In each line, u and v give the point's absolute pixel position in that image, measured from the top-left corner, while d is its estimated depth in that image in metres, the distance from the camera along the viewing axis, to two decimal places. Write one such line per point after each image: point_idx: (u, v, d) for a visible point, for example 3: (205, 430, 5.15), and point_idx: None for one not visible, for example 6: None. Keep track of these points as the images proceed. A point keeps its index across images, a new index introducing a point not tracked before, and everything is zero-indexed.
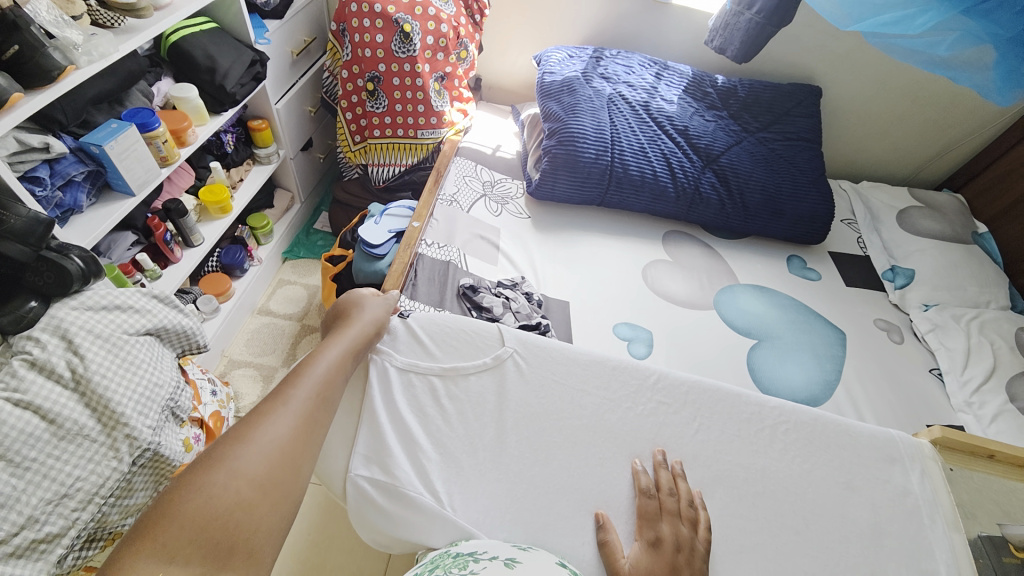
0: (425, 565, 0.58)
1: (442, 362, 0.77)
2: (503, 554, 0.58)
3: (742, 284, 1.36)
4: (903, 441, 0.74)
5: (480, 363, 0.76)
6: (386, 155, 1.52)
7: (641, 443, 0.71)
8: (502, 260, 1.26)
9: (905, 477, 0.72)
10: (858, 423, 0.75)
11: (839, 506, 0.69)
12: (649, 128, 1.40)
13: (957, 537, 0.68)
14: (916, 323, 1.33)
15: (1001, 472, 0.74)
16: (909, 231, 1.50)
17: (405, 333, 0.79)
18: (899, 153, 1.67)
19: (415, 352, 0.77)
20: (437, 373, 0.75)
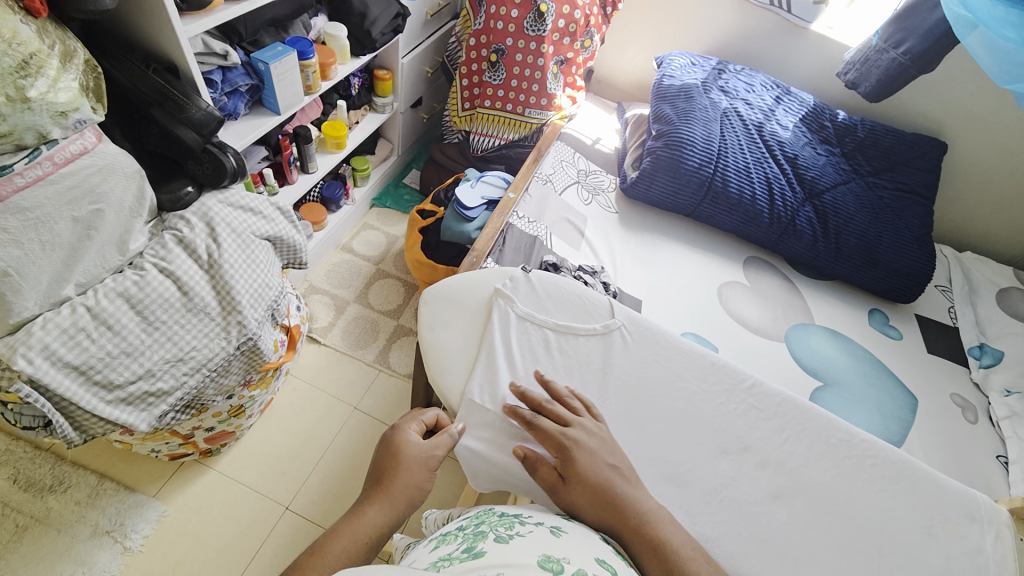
0: (470, 519, 0.61)
1: (556, 319, 0.84)
2: (548, 521, 0.59)
3: (817, 325, 1.33)
4: (986, 503, 0.73)
5: (591, 328, 0.82)
6: (490, 126, 1.58)
7: (733, 439, 0.75)
8: (585, 248, 1.29)
9: (981, 536, 0.70)
10: (943, 475, 0.74)
11: (898, 547, 0.68)
12: (758, 149, 1.38)
13: None
14: (994, 407, 1.26)
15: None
16: (1007, 312, 1.42)
17: (525, 286, 0.86)
18: (1016, 229, 1.56)
19: (533, 304, 0.85)
20: (552, 328, 0.82)
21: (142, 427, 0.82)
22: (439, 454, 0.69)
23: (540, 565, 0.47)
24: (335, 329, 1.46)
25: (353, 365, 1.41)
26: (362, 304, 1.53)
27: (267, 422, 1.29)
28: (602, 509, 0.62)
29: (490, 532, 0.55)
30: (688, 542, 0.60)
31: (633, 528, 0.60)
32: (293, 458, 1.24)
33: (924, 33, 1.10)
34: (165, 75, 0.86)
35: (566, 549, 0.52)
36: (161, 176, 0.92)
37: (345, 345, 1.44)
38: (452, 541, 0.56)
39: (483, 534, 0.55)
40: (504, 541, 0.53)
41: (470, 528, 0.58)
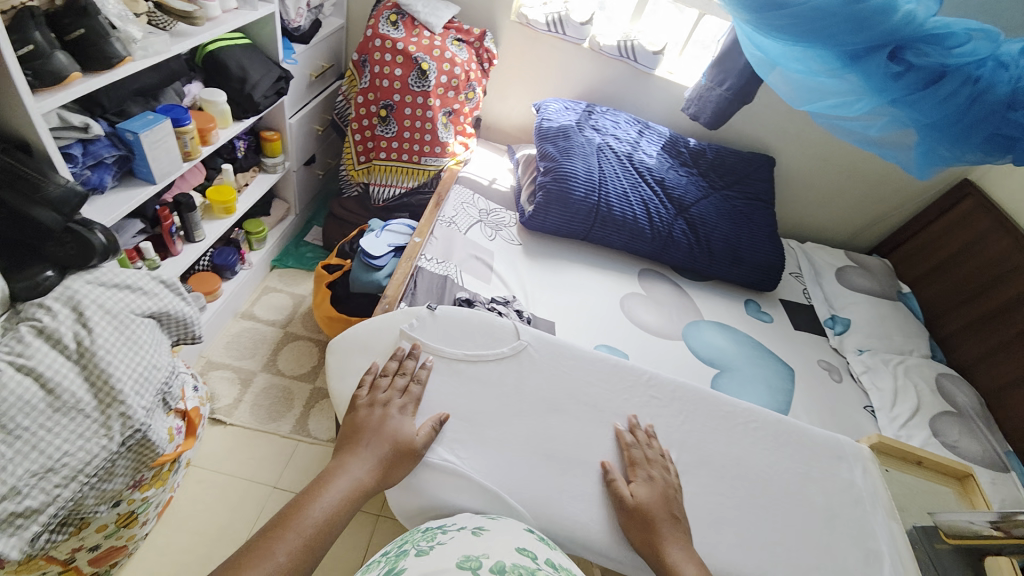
0: (394, 543, 0.64)
1: (465, 349, 0.86)
2: (469, 524, 0.66)
3: (707, 321, 1.53)
4: (847, 442, 0.86)
5: (499, 352, 0.86)
6: (389, 176, 1.62)
7: (645, 431, 0.82)
8: (495, 280, 1.35)
9: (850, 471, 0.83)
10: (813, 427, 0.87)
11: (793, 492, 0.80)
12: (631, 176, 1.57)
13: (893, 524, 0.80)
14: (852, 365, 1.52)
15: (924, 475, 0.91)
16: (845, 286, 1.72)
17: (432, 322, 0.87)
18: (838, 219, 1.93)
19: (440, 338, 0.86)
20: (461, 357, 0.84)
21: (12, 556, 0.70)
22: (424, 450, 0.73)
23: (460, 565, 0.53)
24: (243, 405, 1.35)
25: (268, 440, 1.30)
26: (271, 372, 1.43)
27: (170, 522, 1.13)
28: (643, 518, 0.70)
29: (413, 548, 0.59)
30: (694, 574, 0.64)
31: (659, 532, 0.68)
32: (206, 557, 1.10)
33: (738, 73, 1.37)
34: (15, 153, 0.78)
35: (485, 546, 0.59)
36: (13, 263, 0.81)
37: (256, 421, 1.32)
38: (376, 566, 0.59)
39: (405, 553, 0.59)
40: (425, 553, 0.58)
41: (394, 551, 0.61)
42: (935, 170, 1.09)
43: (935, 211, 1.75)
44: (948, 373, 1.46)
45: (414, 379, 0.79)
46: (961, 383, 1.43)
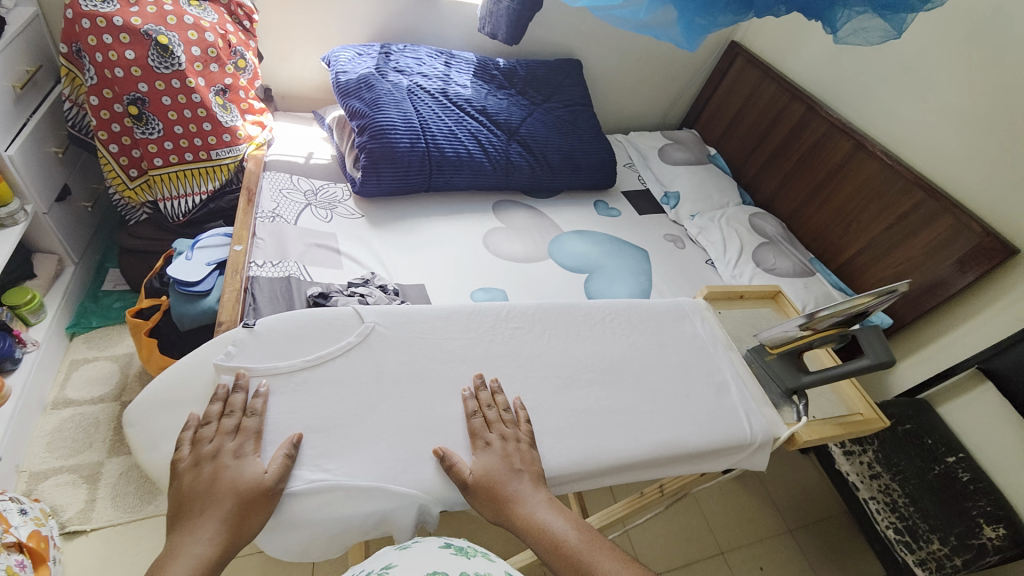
0: None
1: (307, 355, 0.77)
2: (376, 568, 0.58)
3: (566, 232, 1.61)
4: (686, 302, 1.02)
5: (343, 345, 0.79)
6: (178, 185, 1.34)
7: (526, 358, 0.86)
8: (346, 262, 1.24)
9: (692, 325, 0.99)
10: (651, 300, 1.02)
11: (656, 358, 0.92)
12: (452, 112, 1.50)
13: (732, 353, 0.97)
14: (688, 230, 1.74)
15: (749, 305, 1.09)
16: (668, 163, 1.92)
17: (254, 341, 0.77)
18: (649, 104, 2.11)
19: (269, 353, 0.76)
20: (301, 366, 0.75)
21: None
22: (282, 486, 0.65)
23: None
24: (102, 501, 1.13)
25: (153, 525, 1.13)
26: (125, 453, 1.20)
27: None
28: (488, 490, 0.68)
29: None
30: (555, 518, 0.68)
31: (513, 501, 0.68)
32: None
33: None
34: None
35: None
36: None
37: (128, 512, 1.13)
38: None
39: None
40: None
41: None
42: (699, 38, 1.13)
43: (718, 76, 1.99)
44: (758, 212, 1.73)
45: (247, 413, 0.69)
46: (768, 217, 1.71)
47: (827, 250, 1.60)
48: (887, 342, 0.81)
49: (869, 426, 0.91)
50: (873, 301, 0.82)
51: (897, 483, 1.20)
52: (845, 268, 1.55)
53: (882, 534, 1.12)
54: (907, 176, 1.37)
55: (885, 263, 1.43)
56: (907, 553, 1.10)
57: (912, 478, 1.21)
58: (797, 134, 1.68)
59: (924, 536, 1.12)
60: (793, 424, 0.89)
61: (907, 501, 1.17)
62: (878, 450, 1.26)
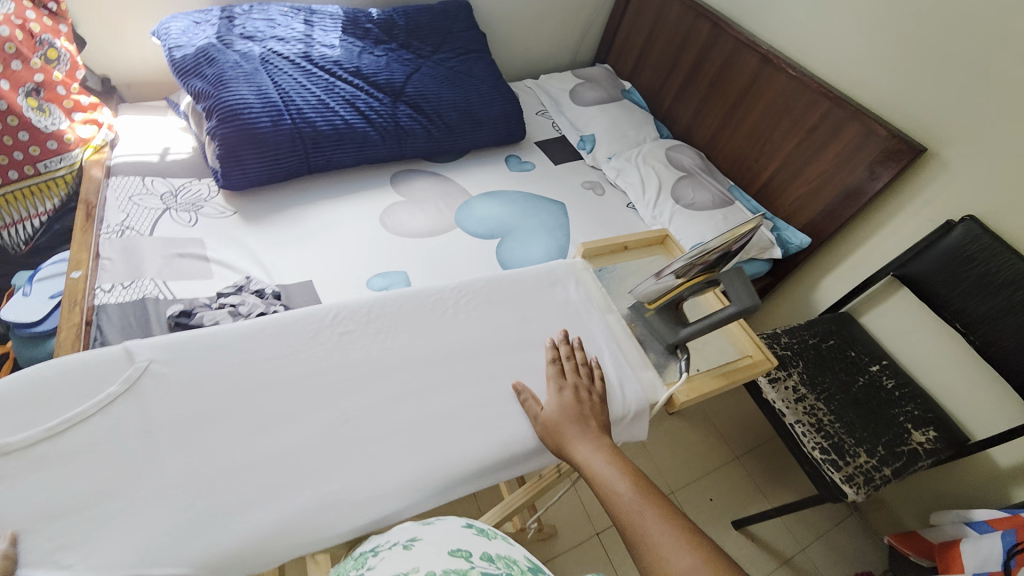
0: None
1: (41, 425, 0.55)
2: (400, 538, 0.55)
3: (474, 196, 1.48)
4: (560, 265, 0.89)
5: (102, 400, 0.58)
6: (6, 210, 1.12)
7: None
8: (217, 268, 1.11)
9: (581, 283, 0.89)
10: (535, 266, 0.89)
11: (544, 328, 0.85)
12: (320, 79, 1.32)
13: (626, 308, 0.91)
14: (607, 173, 1.64)
15: (636, 255, 0.99)
16: (580, 104, 1.78)
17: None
18: (556, 42, 1.94)
19: None
20: (38, 440, 0.55)
21: None
22: None
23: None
24: None
25: None
26: None
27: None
28: (552, 438, 0.66)
29: None
30: (608, 466, 0.61)
31: (574, 439, 0.64)
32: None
33: None
34: None
35: (416, 559, 0.49)
36: None
37: None
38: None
39: None
40: None
41: None
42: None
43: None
44: (676, 145, 1.65)
45: None
46: (686, 149, 1.63)
47: (745, 176, 1.54)
48: (746, 280, 0.73)
49: (757, 371, 0.83)
50: (725, 237, 0.72)
51: (822, 402, 1.18)
52: (763, 192, 1.50)
53: (807, 455, 1.11)
54: (812, 86, 1.31)
55: (799, 180, 1.38)
56: (833, 471, 1.07)
57: (839, 395, 1.20)
58: (705, 55, 1.58)
59: (851, 451, 1.10)
60: (673, 384, 0.79)
61: (832, 418, 1.15)
62: (802, 370, 1.24)
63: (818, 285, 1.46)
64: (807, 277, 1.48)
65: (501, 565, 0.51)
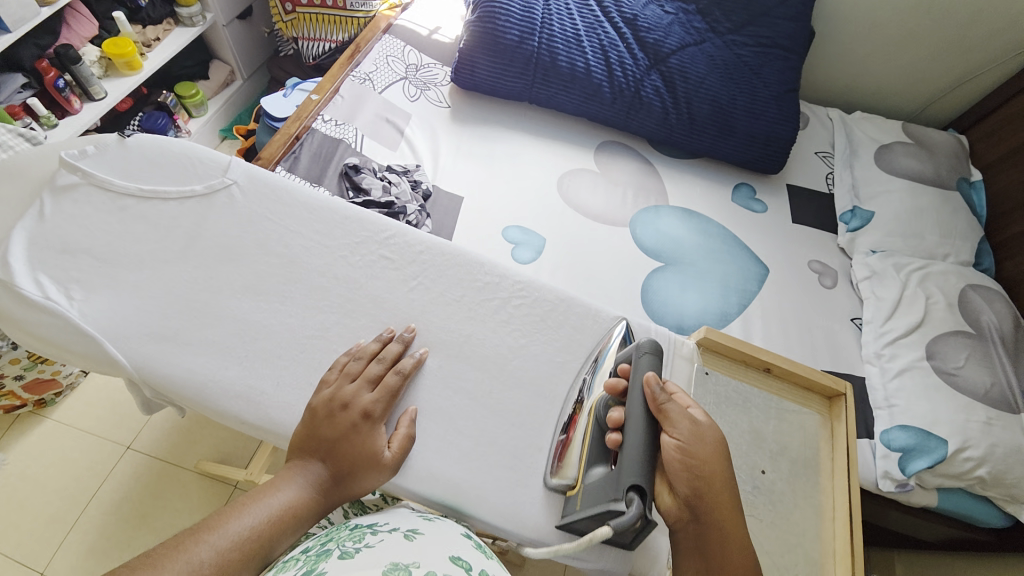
0: (316, 539, 0.50)
1: (142, 184, 0.72)
2: (405, 525, 0.51)
3: (671, 206, 1.25)
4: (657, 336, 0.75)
5: (183, 190, 0.72)
6: (317, 28, 1.41)
7: (455, 317, 0.70)
8: (403, 147, 1.18)
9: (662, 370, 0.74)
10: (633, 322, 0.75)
11: None
12: (589, 14, 1.24)
13: None
14: (855, 269, 1.19)
15: (772, 386, 0.77)
16: (883, 169, 1.28)
17: (116, 152, 0.73)
18: (908, 79, 1.41)
19: (119, 171, 0.72)
20: (132, 194, 0.71)
21: None
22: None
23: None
24: None
25: None
26: None
27: (93, 384, 1.25)
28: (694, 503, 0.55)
29: (337, 549, 0.45)
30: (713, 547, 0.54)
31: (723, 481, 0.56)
32: (120, 420, 1.21)
33: None
34: None
35: (418, 553, 0.43)
36: None
37: None
38: (289, 568, 0.44)
39: (327, 553, 0.44)
40: (349, 556, 0.43)
41: (314, 549, 0.47)
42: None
43: None
44: (983, 286, 1.10)
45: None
46: (998, 301, 1.08)
47: None
48: (660, 345, 0.66)
49: None
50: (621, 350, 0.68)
51: None
52: None
53: None
54: None
55: None
56: None
57: None
58: None
59: None
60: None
61: None
62: None
63: None
64: None
65: None
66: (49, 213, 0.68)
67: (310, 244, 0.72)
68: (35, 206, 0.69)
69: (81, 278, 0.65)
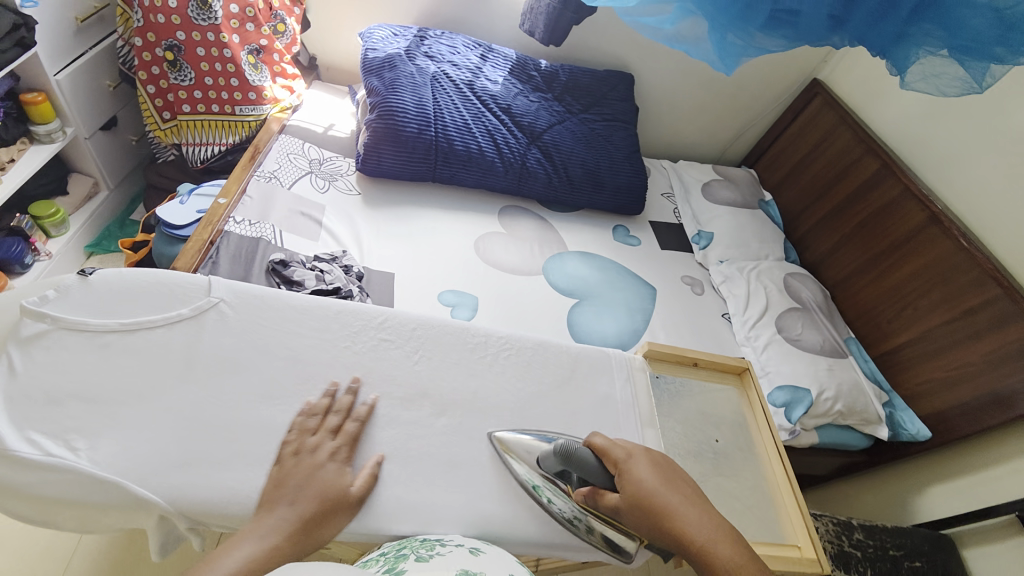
0: (392, 545, 0.63)
1: (123, 318, 0.73)
2: (467, 543, 0.63)
3: (570, 251, 1.48)
4: (614, 356, 0.90)
5: (171, 316, 0.74)
6: (202, 133, 1.40)
7: (435, 378, 0.79)
8: (324, 236, 1.23)
9: (609, 385, 0.86)
10: (580, 348, 0.89)
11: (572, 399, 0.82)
12: (473, 105, 1.47)
13: (648, 432, 0.84)
14: (713, 276, 1.53)
15: (701, 376, 0.94)
16: (709, 200, 1.69)
17: (81, 291, 0.73)
18: (708, 134, 1.91)
19: (91, 310, 0.72)
20: (113, 330, 0.71)
21: None
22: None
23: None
24: None
25: None
26: None
27: None
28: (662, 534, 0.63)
29: (412, 553, 0.58)
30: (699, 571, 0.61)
31: (676, 506, 0.64)
32: None
33: None
34: None
35: (482, 564, 0.55)
36: None
37: None
38: (374, 564, 0.58)
39: (405, 556, 0.58)
40: (425, 559, 0.56)
41: (392, 552, 0.60)
42: (737, 62, 0.98)
43: (790, 115, 1.76)
44: (798, 273, 1.51)
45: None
46: (809, 282, 1.48)
47: (870, 332, 1.38)
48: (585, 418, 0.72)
49: (801, 568, 0.76)
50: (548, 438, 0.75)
51: None
52: (887, 357, 1.33)
53: None
54: (985, 266, 1.14)
55: (939, 361, 1.21)
56: None
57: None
58: (860, 196, 1.46)
59: None
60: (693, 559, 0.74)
61: None
62: None
63: (926, 490, 1.24)
64: (924, 471, 1.25)
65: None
66: (21, 367, 0.66)
67: (306, 335, 0.78)
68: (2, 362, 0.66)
69: (51, 421, 0.63)
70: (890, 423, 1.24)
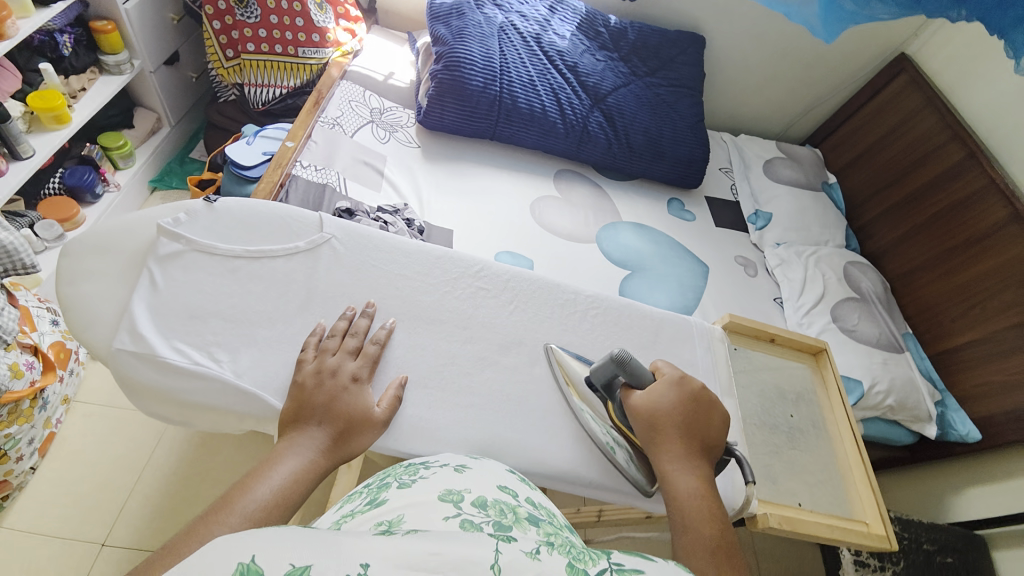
0: (377, 474, 0.56)
1: (247, 246, 0.75)
2: (453, 461, 0.56)
3: (624, 222, 1.45)
4: (696, 324, 0.89)
5: (290, 247, 0.76)
6: (265, 74, 1.40)
7: (514, 334, 0.80)
8: (386, 187, 1.23)
9: (692, 352, 0.87)
10: (662, 313, 0.89)
11: (639, 367, 0.83)
12: (539, 60, 1.42)
13: (727, 401, 0.85)
14: (767, 258, 1.48)
15: (777, 352, 0.95)
16: (771, 179, 1.62)
17: (207, 217, 0.74)
18: (776, 109, 1.81)
19: (214, 235, 0.74)
20: (239, 256, 0.74)
21: None
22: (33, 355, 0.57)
23: (440, 499, 0.46)
24: None
25: None
26: None
27: (45, 481, 1.20)
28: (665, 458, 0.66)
29: (394, 481, 0.51)
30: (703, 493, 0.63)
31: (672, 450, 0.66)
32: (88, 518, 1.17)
33: None
34: None
35: (468, 482, 0.50)
36: None
37: None
38: (355, 498, 0.52)
39: (387, 485, 0.51)
40: (408, 486, 0.50)
41: (375, 483, 0.54)
42: (840, 28, 0.93)
43: (869, 92, 1.64)
44: (857, 261, 1.46)
45: None
46: (869, 271, 1.44)
47: (930, 329, 1.34)
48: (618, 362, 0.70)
49: (868, 540, 0.81)
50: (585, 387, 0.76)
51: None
52: (945, 355, 1.29)
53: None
54: None
55: (1001, 365, 1.17)
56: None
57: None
58: (938, 186, 1.38)
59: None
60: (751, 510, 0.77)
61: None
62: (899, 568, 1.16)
63: (967, 489, 1.24)
64: (967, 471, 1.25)
65: (544, 511, 0.48)
66: (162, 283, 0.70)
67: (389, 275, 0.79)
68: (145, 276, 0.70)
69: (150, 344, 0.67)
70: (939, 421, 1.23)
